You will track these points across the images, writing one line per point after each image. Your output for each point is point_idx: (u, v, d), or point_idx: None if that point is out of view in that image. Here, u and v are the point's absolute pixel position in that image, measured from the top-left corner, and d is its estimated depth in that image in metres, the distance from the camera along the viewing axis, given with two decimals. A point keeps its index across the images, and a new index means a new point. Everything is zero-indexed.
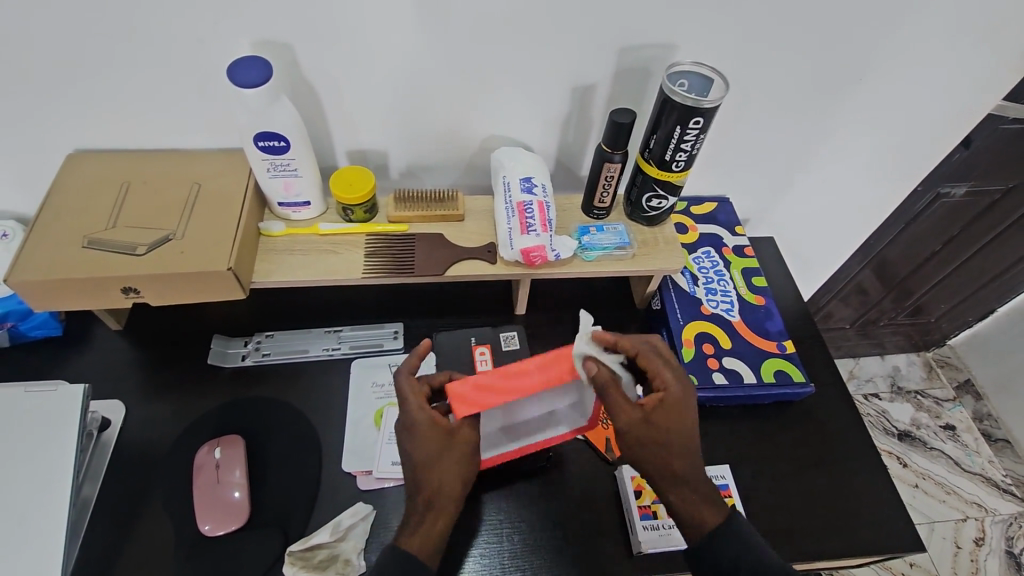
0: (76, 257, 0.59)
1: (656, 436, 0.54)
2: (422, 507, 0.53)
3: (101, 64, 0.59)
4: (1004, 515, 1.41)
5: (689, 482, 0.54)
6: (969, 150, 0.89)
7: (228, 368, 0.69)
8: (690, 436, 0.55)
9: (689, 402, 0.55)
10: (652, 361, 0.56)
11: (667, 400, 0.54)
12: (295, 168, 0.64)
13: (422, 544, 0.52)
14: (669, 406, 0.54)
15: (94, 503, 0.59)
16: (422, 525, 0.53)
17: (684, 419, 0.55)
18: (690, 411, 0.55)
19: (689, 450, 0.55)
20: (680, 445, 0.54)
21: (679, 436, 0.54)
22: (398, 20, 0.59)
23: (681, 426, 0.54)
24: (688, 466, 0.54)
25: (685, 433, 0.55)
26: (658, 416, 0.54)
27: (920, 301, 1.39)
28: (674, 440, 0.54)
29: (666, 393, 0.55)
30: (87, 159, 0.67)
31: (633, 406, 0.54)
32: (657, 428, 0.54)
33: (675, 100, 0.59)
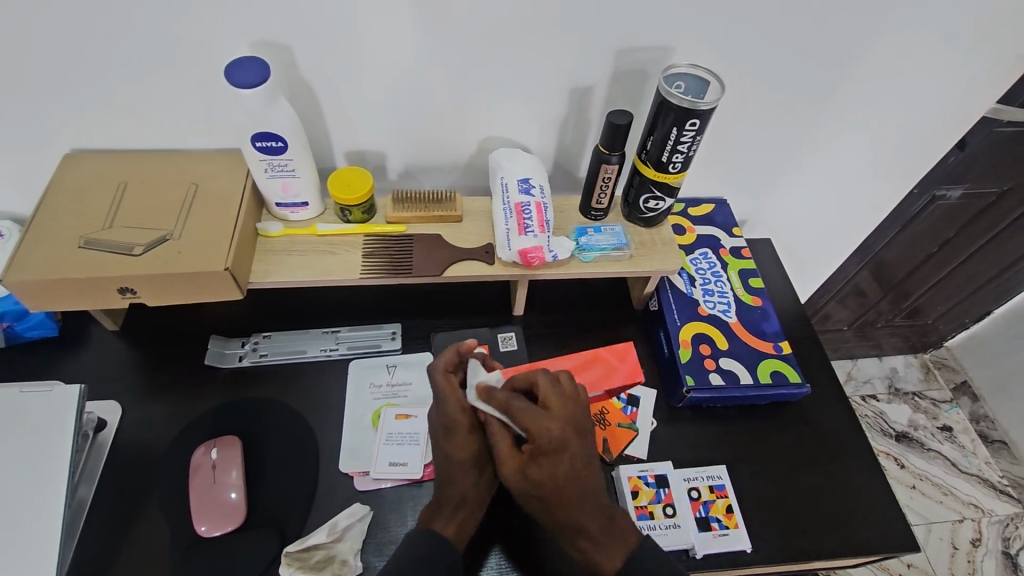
0: (72, 257, 0.58)
1: (540, 486, 0.54)
2: (457, 501, 0.57)
3: (99, 64, 0.59)
4: (1000, 516, 1.42)
5: (580, 529, 0.55)
6: (965, 153, 0.89)
7: (225, 368, 0.68)
8: (574, 484, 0.55)
9: (561, 451, 0.54)
10: (521, 416, 0.54)
11: (539, 452, 0.54)
12: (292, 168, 0.64)
13: (456, 532, 0.56)
14: (546, 459, 0.54)
15: (90, 504, 0.59)
16: (453, 515, 0.57)
17: (564, 469, 0.54)
18: (575, 457, 0.55)
19: (579, 496, 0.55)
20: (568, 492, 0.54)
21: (557, 485, 0.54)
22: (395, 21, 0.59)
23: (563, 474, 0.54)
24: (578, 514, 0.54)
25: (569, 481, 0.54)
26: (535, 468, 0.54)
27: (917, 303, 1.39)
28: (559, 490, 0.54)
29: (537, 446, 0.54)
30: (85, 159, 0.67)
31: (514, 454, 0.55)
32: (540, 479, 0.54)
33: (672, 102, 0.59)
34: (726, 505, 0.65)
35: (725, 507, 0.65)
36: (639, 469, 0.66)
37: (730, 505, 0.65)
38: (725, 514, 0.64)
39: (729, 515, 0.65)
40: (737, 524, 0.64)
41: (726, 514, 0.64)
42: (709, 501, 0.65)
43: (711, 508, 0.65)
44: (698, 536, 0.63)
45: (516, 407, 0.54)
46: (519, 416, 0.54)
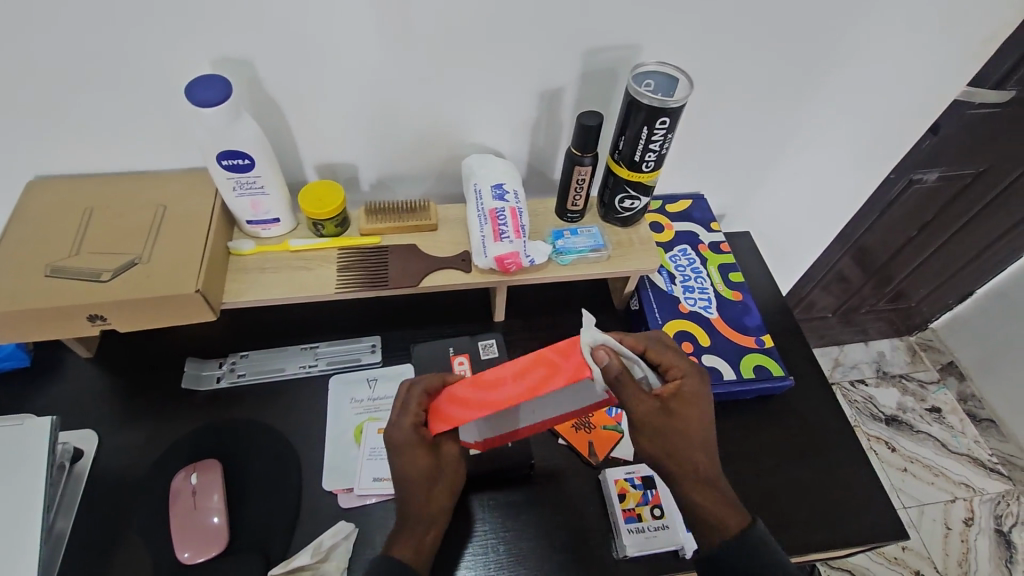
0: (37, 288, 0.57)
1: (670, 431, 0.52)
2: (423, 516, 0.54)
3: (56, 89, 0.58)
4: (992, 494, 1.43)
5: (705, 481, 0.53)
6: (938, 136, 0.90)
7: (203, 391, 0.67)
8: (709, 428, 0.54)
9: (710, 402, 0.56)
10: (668, 359, 0.56)
11: (677, 394, 0.54)
12: (261, 186, 0.63)
13: (413, 556, 0.51)
14: (682, 405, 0.54)
15: (68, 537, 0.58)
16: (421, 531, 0.53)
17: (696, 413, 0.54)
18: (707, 403, 0.55)
19: (709, 439, 0.54)
20: (696, 438, 0.53)
21: (701, 428, 0.53)
22: (360, 31, 0.58)
23: (696, 418, 0.54)
24: (706, 460, 0.53)
25: (709, 425, 0.54)
26: (687, 410, 0.54)
27: (900, 286, 1.40)
28: (689, 436, 0.53)
29: (681, 387, 0.54)
30: (49, 185, 0.66)
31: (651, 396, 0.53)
32: (680, 420, 0.53)
33: (642, 102, 0.59)
34: None
35: None
36: (626, 472, 0.65)
37: None
38: None
39: None
40: None
41: None
42: None
43: None
44: (687, 535, 0.62)
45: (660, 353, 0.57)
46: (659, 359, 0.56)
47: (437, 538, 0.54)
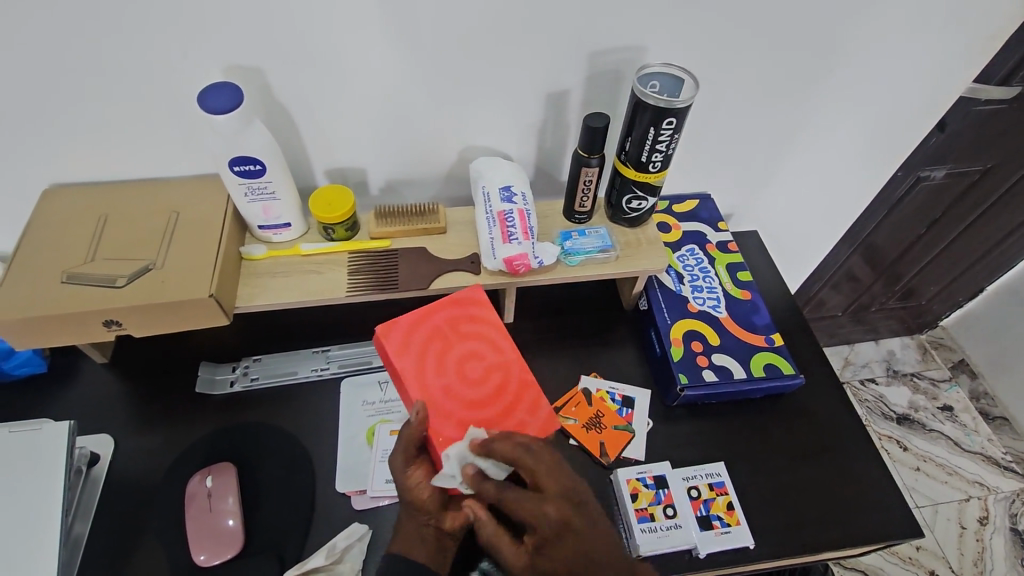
0: (54, 293, 0.58)
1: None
2: (414, 512, 0.56)
3: (71, 97, 0.59)
4: (1006, 493, 1.42)
5: None
6: (945, 133, 0.89)
7: (217, 395, 0.68)
8: (597, 563, 0.52)
9: (568, 527, 0.53)
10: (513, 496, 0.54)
11: (544, 541, 0.53)
12: (272, 191, 0.63)
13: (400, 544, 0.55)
14: (552, 548, 0.52)
15: (86, 540, 0.59)
16: (404, 526, 0.56)
17: (567, 557, 0.52)
18: (582, 531, 0.53)
19: (598, 571, 0.51)
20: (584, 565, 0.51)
21: (568, 570, 0.52)
22: (367, 37, 0.59)
23: (579, 553, 0.52)
24: None
25: (588, 567, 0.51)
26: (545, 557, 0.53)
27: (910, 284, 1.39)
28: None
29: (541, 534, 0.53)
30: (64, 193, 0.67)
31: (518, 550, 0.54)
32: (546, 572, 0.52)
33: (648, 103, 0.59)
34: (726, 502, 0.65)
35: (726, 504, 0.65)
36: (638, 472, 0.66)
37: (730, 501, 0.65)
38: (726, 511, 0.64)
39: (731, 512, 0.65)
40: (738, 520, 0.64)
41: (727, 512, 0.64)
42: (709, 499, 0.65)
43: (712, 506, 0.65)
44: (701, 535, 0.63)
45: (510, 491, 0.54)
46: (512, 504, 0.54)
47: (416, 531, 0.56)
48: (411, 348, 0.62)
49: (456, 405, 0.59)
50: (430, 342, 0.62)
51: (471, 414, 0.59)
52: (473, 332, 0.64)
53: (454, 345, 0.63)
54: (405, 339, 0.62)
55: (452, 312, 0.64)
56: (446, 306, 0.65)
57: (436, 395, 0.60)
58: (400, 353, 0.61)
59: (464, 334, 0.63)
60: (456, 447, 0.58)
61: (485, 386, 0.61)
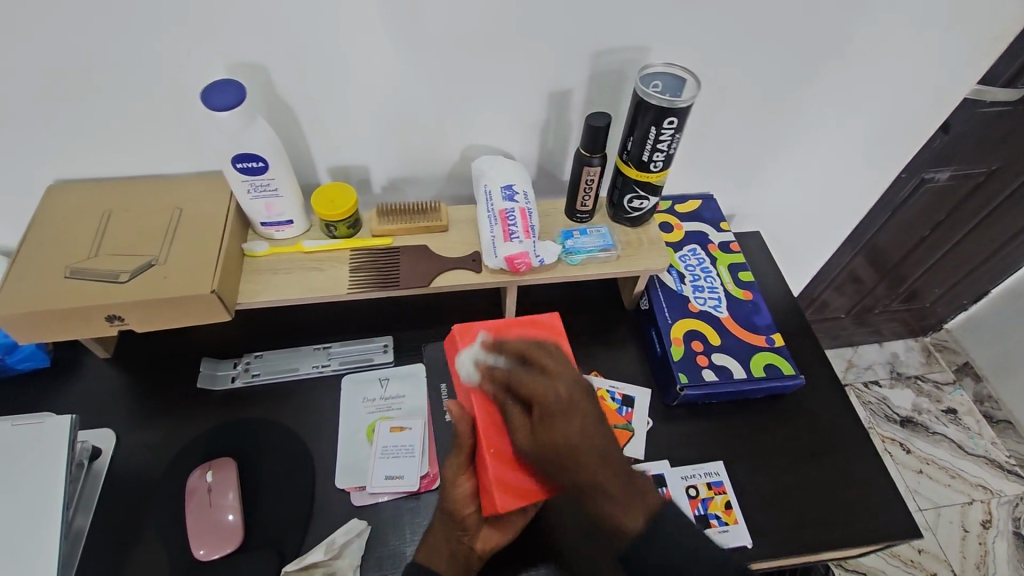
0: (58, 288, 0.59)
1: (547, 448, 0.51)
2: (450, 526, 0.57)
3: (77, 93, 0.59)
4: (1010, 496, 1.41)
5: (599, 491, 0.51)
6: (949, 135, 0.89)
7: (218, 390, 0.68)
8: (597, 446, 0.52)
9: (573, 407, 0.53)
10: (523, 380, 0.54)
11: (546, 412, 0.52)
12: (274, 188, 0.64)
13: (427, 556, 0.56)
14: (555, 419, 0.52)
15: (87, 534, 0.59)
16: (432, 542, 0.57)
17: (563, 429, 0.51)
18: (588, 412, 0.53)
19: (598, 454, 0.52)
20: (580, 452, 0.51)
21: (569, 445, 0.51)
22: (371, 35, 0.59)
23: (576, 432, 0.52)
24: (595, 472, 0.51)
25: (590, 444, 0.52)
26: (545, 431, 0.52)
27: (913, 287, 1.39)
28: (573, 457, 0.51)
29: (546, 406, 0.53)
30: (69, 189, 0.67)
31: (523, 423, 0.53)
32: (547, 445, 0.51)
33: (650, 102, 0.59)
34: (724, 501, 0.65)
35: (724, 504, 0.65)
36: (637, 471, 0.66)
37: (728, 501, 0.65)
38: (724, 511, 0.64)
39: (729, 511, 0.65)
40: (736, 520, 0.64)
41: (725, 511, 0.65)
42: (707, 498, 0.65)
43: (710, 505, 0.65)
44: None
45: (518, 376, 0.55)
46: (524, 385, 0.54)
47: (445, 543, 0.57)
48: (481, 356, 0.58)
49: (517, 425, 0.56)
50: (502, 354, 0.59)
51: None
52: None
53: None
54: (477, 346, 0.59)
55: (528, 329, 0.61)
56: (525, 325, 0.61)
57: (495, 412, 0.56)
58: (470, 357, 0.58)
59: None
60: (504, 466, 0.54)
61: None
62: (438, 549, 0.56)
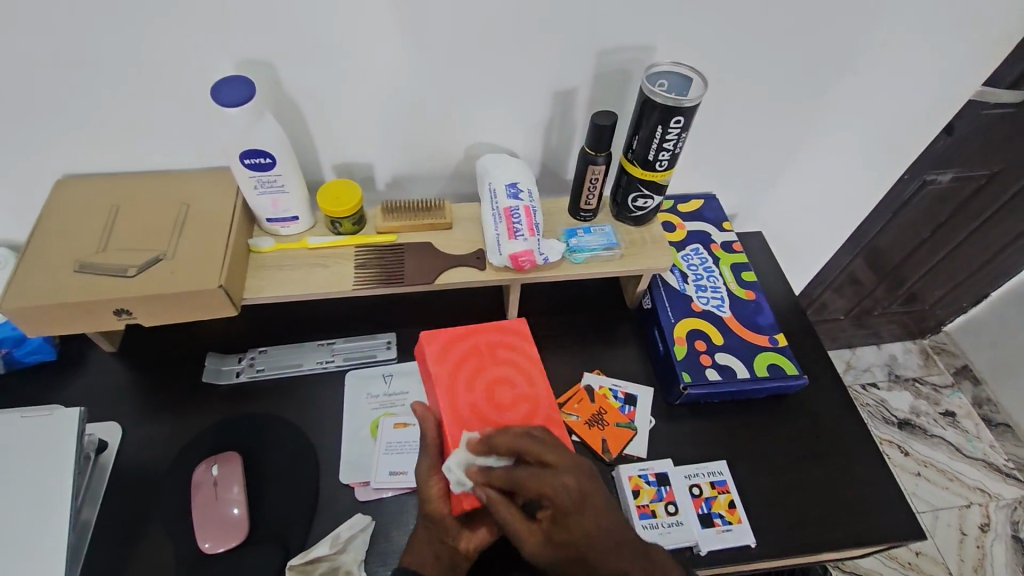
0: (66, 282, 0.59)
1: (566, 562, 0.51)
2: (430, 528, 0.57)
3: (86, 88, 0.59)
4: (1008, 500, 1.42)
5: (620, 574, 0.51)
6: (951, 138, 0.90)
7: (223, 384, 0.69)
8: (615, 556, 0.51)
9: (586, 500, 0.50)
10: (529, 484, 0.50)
11: (559, 513, 0.51)
12: (282, 184, 0.64)
13: (414, 560, 0.56)
14: (570, 519, 0.50)
15: (93, 526, 0.60)
16: (417, 543, 0.57)
17: (581, 569, 0.51)
18: (605, 523, 0.51)
19: (613, 542, 0.51)
20: (597, 528, 0.50)
21: (583, 552, 0.50)
22: (380, 33, 0.59)
23: (593, 524, 0.50)
24: (610, 560, 0.50)
25: (603, 539, 0.50)
26: (559, 534, 0.51)
27: (914, 289, 1.39)
28: (589, 543, 0.50)
29: (557, 507, 0.50)
30: (77, 183, 0.67)
31: (532, 529, 0.52)
32: (563, 546, 0.51)
33: (656, 101, 0.60)
34: (727, 500, 0.65)
35: (727, 502, 0.65)
36: (639, 469, 0.66)
37: (732, 500, 0.66)
38: (727, 509, 0.65)
39: (732, 510, 0.65)
40: (739, 518, 0.65)
41: (728, 510, 0.65)
42: (711, 497, 0.65)
43: (714, 504, 0.65)
44: (702, 532, 0.63)
45: (522, 476, 0.51)
46: (527, 484, 0.51)
47: (428, 544, 0.57)
48: (448, 359, 0.61)
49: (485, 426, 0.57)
50: (468, 357, 0.61)
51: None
52: (509, 359, 0.62)
53: (490, 367, 0.61)
54: (444, 351, 0.61)
55: (494, 335, 0.63)
56: (491, 330, 0.63)
57: (462, 412, 0.58)
58: (438, 360, 0.60)
59: (502, 360, 0.62)
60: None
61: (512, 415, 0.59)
62: (424, 553, 0.56)
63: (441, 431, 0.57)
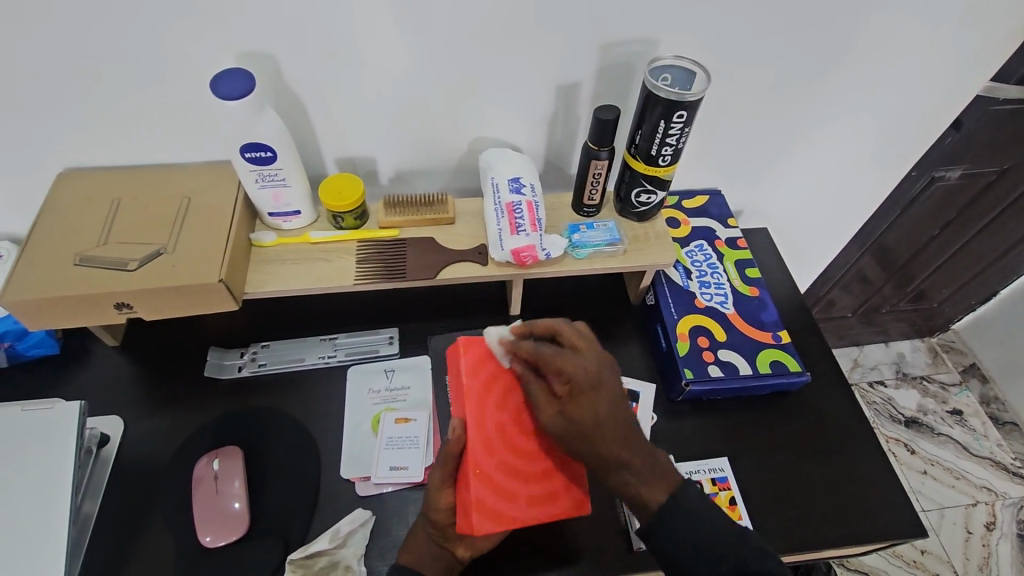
0: (67, 276, 0.59)
1: (575, 430, 0.53)
2: (431, 531, 0.57)
3: (86, 81, 0.59)
4: (1014, 499, 1.40)
5: (624, 466, 0.52)
6: (961, 133, 0.88)
7: (225, 378, 0.69)
8: (623, 438, 0.53)
9: (601, 385, 0.54)
10: (552, 358, 0.54)
11: (577, 390, 0.53)
12: (283, 178, 0.64)
13: (411, 559, 0.56)
14: (583, 397, 0.53)
15: (95, 519, 0.60)
16: (418, 546, 0.57)
17: (591, 437, 0.52)
18: (616, 404, 0.54)
19: (616, 425, 0.53)
20: (598, 382, 0.54)
21: (591, 426, 0.52)
22: (380, 26, 0.59)
23: (598, 411, 0.53)
24: (619, 449, 0.52)
25: (615, 419, 0.53)
26: (576, 410, 0.53)
27: (921, 286, 1.38)
28: (597, 423, 0.52)
29: (575, 380, 0.53)
30: (78, 177, 0.67)
31: (550, 402, 0.54)
32: (577, 422, 0.53)
33: (659, 95, 0.59)
34: (729, 497, 0.65)
35: (728, 499, 0.65)
36: None
37: (733, 497, 0.65)
38: (729, 506, 0.65)
39: (733, 507, 0.65)
40: (741, 515, 0.64)
41: (729, 507, 0.65)
42: (712, 493, 0.65)
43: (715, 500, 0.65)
44: None
45: (546, 353, 0.54)
46: (550, 360, 0.54)
47: (426, 544, 0.57)
48: (483, 371, 0.57)
49: (506, 450, 0.55)
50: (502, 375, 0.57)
51: (516, 464, 0.55)
52: None
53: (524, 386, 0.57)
54: (478, 362, 0.57)
55: None
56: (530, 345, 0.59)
57: (488, 433, 0.55)
58: (472, 371, 0.56)
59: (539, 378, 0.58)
60: (485, 491, 0.53)
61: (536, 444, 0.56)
62: (422, 549, 0.57)
63: (462, 448, 0.55)
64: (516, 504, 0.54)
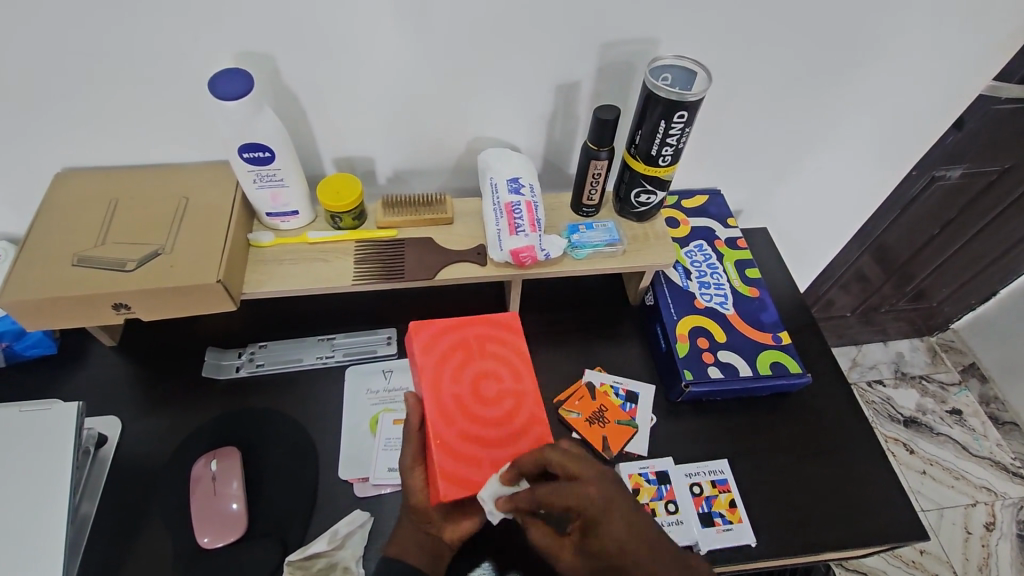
0: (65, 277, 0.59)
1: (602, 573, 0.50)
2: (415, 519, 0.57)
3: (83, 81, 0.59)
4: (1013, 499, 1.40)
5: None
6: (962, 133, 0.88)
7: (223, 379, 0.69)
8: (649, 559, 0.49)
9: (609, 510, 0.49)
10: (547, 496, 0.49)
11: (587, 527, 0.50)
12: (281, 178, 0.63)
13: (398, 549, 0.56)
14: (596, 533, 0.49)
15: (93, 520, 0.60)
16: (402, 534, 0.57)
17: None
18: (638, 531, 0.49)
19: (643, 562, 0.48)
20: (607, 512, 0.49)
21: (616, 560, 0.49)
22: (379, 25, 0.59)
23: (616, 542, 0.49)
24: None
25: (637, 543, 0.49)
26: (596, 547, 0.49)
27: (921, 286, 1.37)
28: (628, 560, 0.48)
29: (584, 517, 0.49)
30: (75, 177, 0.67)
31: (566, 541, 0.52)
32: (599, 558, 0.49)
33: (660, 95, 0.59)
34: (729, 500, 0.65)
35: (728, 502, 0.65)
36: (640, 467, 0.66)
37: (733, 499, 0.65)
38: (728, 509, 0.64)
39: (733, 509, 0.64)
40: (740, 518, 0.64)
41: (729, 509, 0.64)
42: (712, 496, 0.65)
43: (715, 503, 0.65)
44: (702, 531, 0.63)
45: (542, 492, 0.50)
46: (546, 496, 0.50)
47: (414, 530, 0.57)
48: (434, 348, 0.58)
49: (464, 422, 0.56)
50: (455, 351, 0.59)
51: (477, 433, 0.55)
52: (498, 352, 0.59)
53: (476, 360, 0.58)
54: (430, 340, 0.59)
55: (485, 326, 0.61)
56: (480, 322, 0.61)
57: (446, 405, 0.56)
58: (423, 351, 0.58)
59: (490, 354, 0.59)
60: (447, 459, 0.54)
61: (498, 412, 0.56)
62: (409, 538, 0.57)
63: (423, 422, 0.57)
64: (481, 470, 0.54)
